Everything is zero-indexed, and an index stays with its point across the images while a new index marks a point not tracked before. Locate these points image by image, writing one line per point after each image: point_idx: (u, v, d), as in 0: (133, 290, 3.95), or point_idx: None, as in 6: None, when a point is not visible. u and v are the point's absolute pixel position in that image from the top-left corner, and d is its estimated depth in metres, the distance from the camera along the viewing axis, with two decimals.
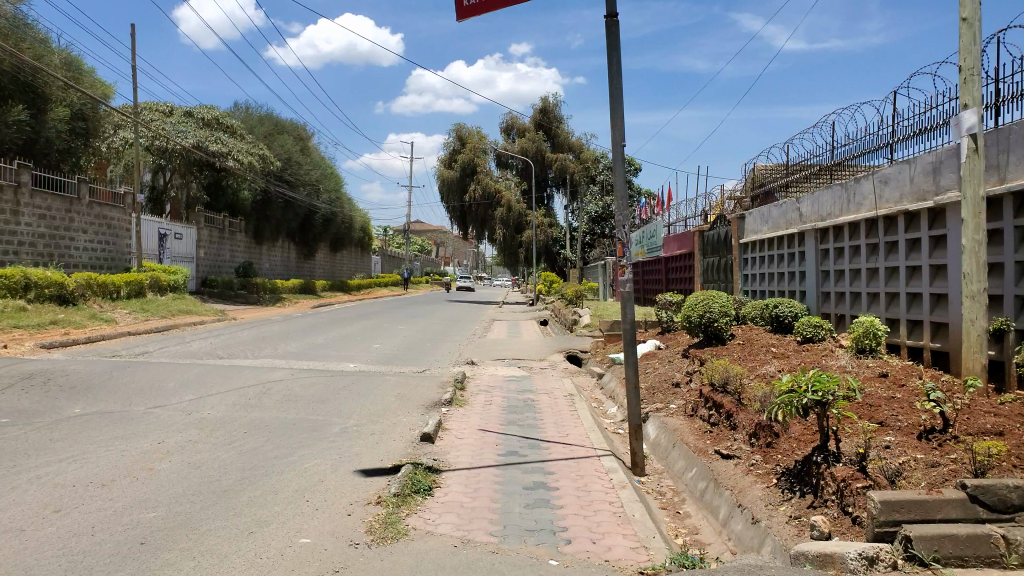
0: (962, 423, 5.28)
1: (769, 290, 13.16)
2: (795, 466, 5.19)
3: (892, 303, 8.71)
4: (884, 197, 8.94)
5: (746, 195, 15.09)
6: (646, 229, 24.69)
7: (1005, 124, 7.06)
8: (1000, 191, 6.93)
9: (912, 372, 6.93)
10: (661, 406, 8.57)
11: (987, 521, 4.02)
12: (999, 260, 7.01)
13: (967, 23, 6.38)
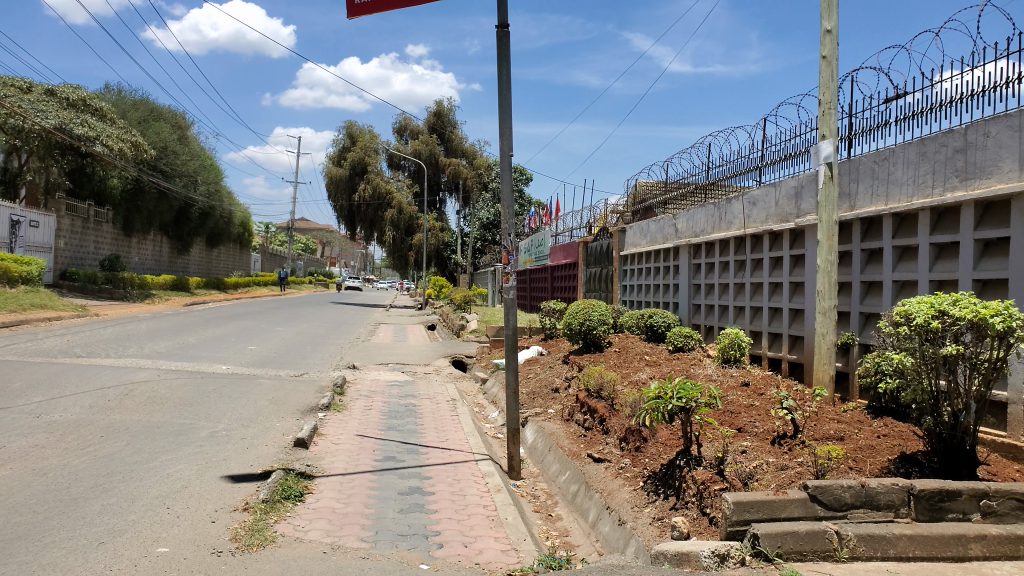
0: (810, 429, 5.73)
1: (646, 301, 13.72)
2: (660, 470, 5.45)
3: (756, 316, 9.31)
4: (751, 218, 9.54)
5: (628, 210, 15.68)
6: (534, 238, 25.15)
7: (856, 156, 7.70)
8: (850, 216, 7.56)
9: (770, 381, 7.44)
10: (540, 411, 8.77)
11: (824, 518, 4.38)
12: (848, 280, 7.65)
13: (827, 60, 6.93)
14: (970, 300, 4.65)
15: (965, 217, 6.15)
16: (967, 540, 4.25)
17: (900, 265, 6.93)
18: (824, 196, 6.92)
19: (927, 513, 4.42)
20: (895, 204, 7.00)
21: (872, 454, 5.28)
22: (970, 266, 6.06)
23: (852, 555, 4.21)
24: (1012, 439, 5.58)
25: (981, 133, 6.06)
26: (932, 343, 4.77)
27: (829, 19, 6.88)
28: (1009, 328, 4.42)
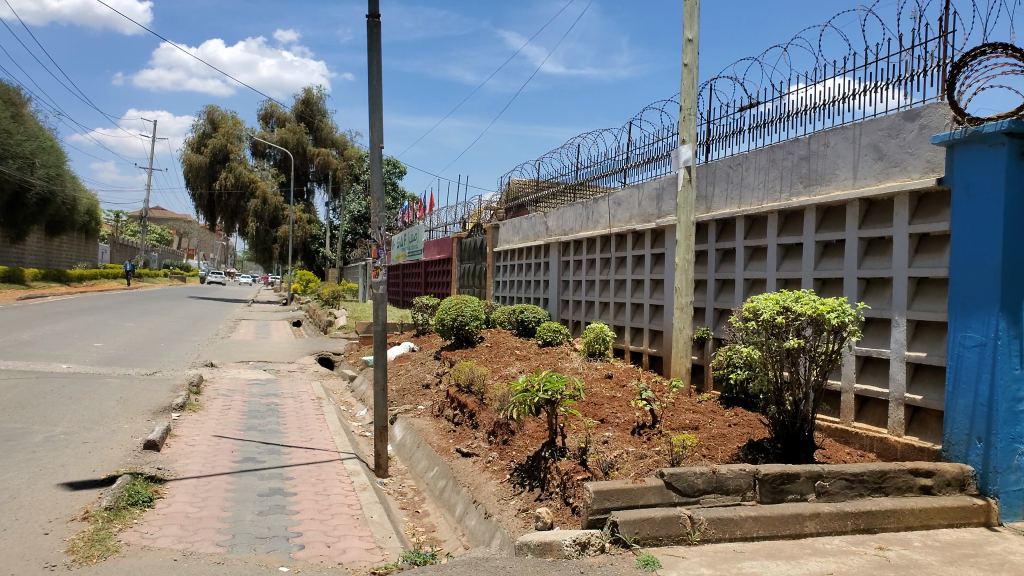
0: (667, 419, 6.01)
1: (518, 297, 13.93)
2: (526, 461, 5.54)
3: (620, 312, 9.68)
4: (616, 217, 9.89)
5: (500, 207, 15.82)
6: (408, 233, 24.89)
7: (712, 161, 8.16)
8: (706, 217, 8.00)
9: (631, 374, 7.75)
10: (410, 407, 8.70)
11: (678, 504, 4.61)
12: (703, 278, 8.11)
13: (688, 68, 7.29)
14: (810, 297, 5.05)
15: (807, 221, 6.66)
16: (803, 519, 4.61)
17: (750, 264, 7.42)
18: (683, 198, 7.27)
19: (770, 495, 4.75)
20: (746, 206, 7.47)
21: (722, 441, 5.61)
22: (810, 266, 6.57)
23: (703, 538, 4.47)
24: (844, 424, 6.10)
25: (821, 143, 6.57)
26: (776, 337, 5.13)
27: (691, 27, 7.24)
28: (842, 322, 4.86)
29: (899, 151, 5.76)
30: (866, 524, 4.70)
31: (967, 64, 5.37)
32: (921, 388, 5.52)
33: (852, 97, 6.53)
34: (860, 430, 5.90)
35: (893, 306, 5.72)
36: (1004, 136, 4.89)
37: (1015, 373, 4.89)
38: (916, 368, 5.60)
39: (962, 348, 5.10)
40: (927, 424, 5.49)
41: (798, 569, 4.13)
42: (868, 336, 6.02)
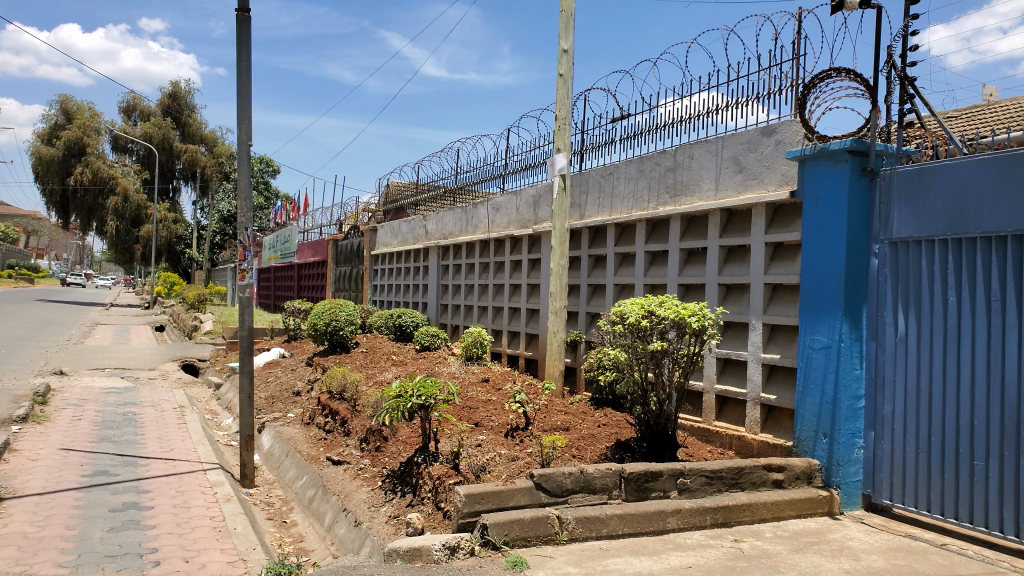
0: (539, 421, 6.12)
1: (396, 301, 13.78)
2: (399, 468, 5.50)
3: (497, 316, 9.80)
4: (495, 223, 10.00)
5: (378, 209, 15.61)
6: (282, 234, 24.11)
7: (586, 170, 8.40)
8: (580, 224, 8.24)
9: (506, 377, 7.84)
10: (280, 415, 8.42)
11: (547, 504, 4.71)
12: (577, 282, 8.34)
13: (563, 78, 7.47)
14: (673, 302, 5.31)
15: (673, 229, 6.98)
16: (665, 515, 4.82)
17: (621, 269, 7.69)
18: (557, 206, 7.37)
19: (635, 493, 4.93)
20: (617, 214, 7.74)
21: (592, 441, 5.77)
22: (676, 272, 6.88)
23: (570, 537, 4.59)
24: (705, 423, 6.43)
25: (686, 155, 6.90)
26: (642, 339, 5.34)
27: (566, 39, 7.43)
28: (703, 326, 5.15)
29: (756, 164, 6.14)
30: (723, 518, 4.97)
31: (815, 86, 5.80)
32: (774, 387, 5.91)
33: (714, 113, 6.91)
34: (720, 428, 6.24)
35: (750, 310, 6.09)
36: (847, 154, 5.32)
37: (855, 372, 5.33)
38: (770, 368, 5.98)
39: (811, 349, 5.51)
40: (780, 422, 5.88)
41: (659, 564, 4.31)
42: (728, 339, 6.38)
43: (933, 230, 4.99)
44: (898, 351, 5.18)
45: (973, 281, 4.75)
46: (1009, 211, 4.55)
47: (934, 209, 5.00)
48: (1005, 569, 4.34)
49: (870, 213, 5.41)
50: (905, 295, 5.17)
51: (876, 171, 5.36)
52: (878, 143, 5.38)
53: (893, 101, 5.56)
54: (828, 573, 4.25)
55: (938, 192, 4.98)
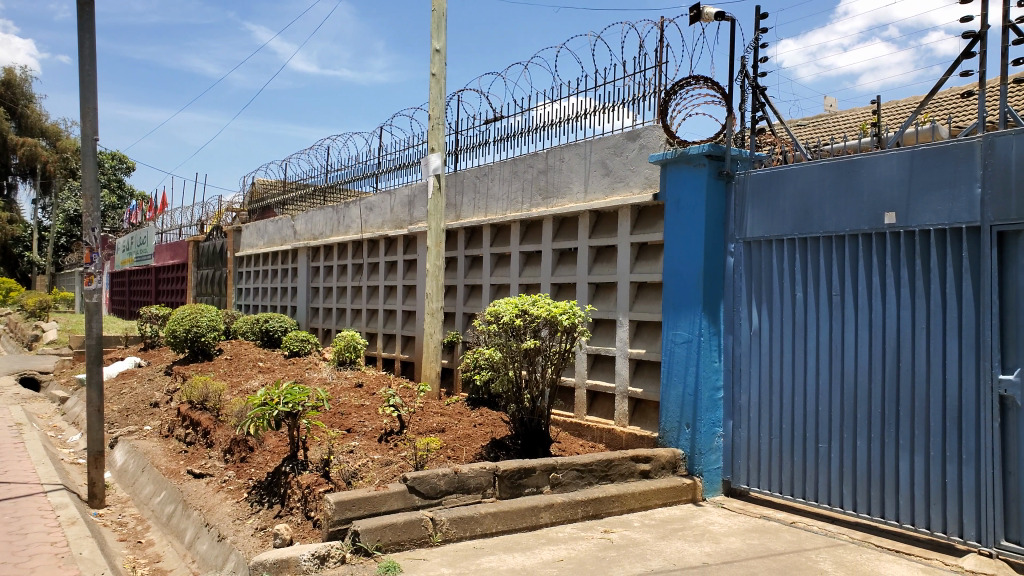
0: (415, 423, 6.06)
1: (264, 304, 13.26)
2: (266, 478, 5.29)
3: (371, 318, 9.64)
4: (368, 223, 9.83)
5: (243, 209, 14.99)
6: (136, 235, 22.70)
7: (461, 170, 8.42)
8: (456, 225, 8.25)
9: (381, 381, 7.72)
10: (134, 428, 7.89)
11: (421, 507, 4.67)
12: (454, 283, 8.35)
13: (436, 78, 7.44)
14: (544, 301, 5.41)
15: (545, 230, 7.11)
16: (538, 510, 4.90)
17: (496, 269, 7.75)
18: (432, 206, 7.32)
19: (508, 490, 4.97)
20: (493, 215, 7.81)
21: (468, 442, 5.77)
22: (548, 272, 7.02)
23: (444, 538, 4.58)
24: (577, 418, 6.59)
25: (557, 158, 7.04)
26: (515, 338, 5.39)
27: (438, 38, 7.41)
28: (573, 323, 5.28)
29: (622, 168, 6.36)
30: (594, 510, 5.11)
31: (675, 93, 6.08)
32: (641, 381, 6.14)
33: (583, 116, 7.10)
34: (591, 423, 6.41)
35: (618, 308, 6.29)
36: (705, 158, 5.60)
37: (714, 365, 5.61)
38: (637, 363, 6.21)
39: (673, 344, 5.76)
40: (646, 414, 6.12)
41: (532, 559, 4.37)
42: (598, 336, 6.57)
43: (781, 230, 5.34)
44: (753, 343, 5.52)
45: (817, 277, 5.14)
46: (846, 212, 4.96)
47: (782, 211, 5.35)
48: (846, 542, 4.72)
49: (726, 214, 5.72)
50: (757, 291, 5.51)
51: (731, 174, 5.66)
52: (733, 148, 5.69)
53: (746, 109, 5.91)
54: (691, 557, 4.45)
55: (785, 195, 5.34)
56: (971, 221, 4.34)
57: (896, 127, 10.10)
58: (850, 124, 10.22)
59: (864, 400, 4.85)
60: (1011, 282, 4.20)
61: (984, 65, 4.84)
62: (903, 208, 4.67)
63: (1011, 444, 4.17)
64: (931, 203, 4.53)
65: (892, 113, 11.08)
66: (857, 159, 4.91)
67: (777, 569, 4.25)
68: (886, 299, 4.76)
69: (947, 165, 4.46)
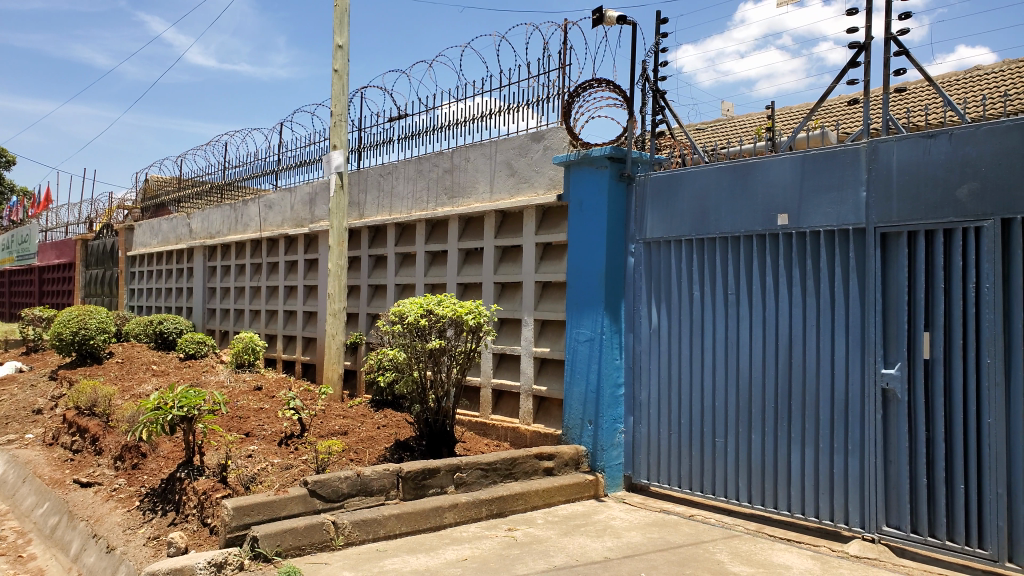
0: (316, 427, 5.96)
1: (158, 305, 12.76)
2: (160, 485, 5.10)
3: (271, 319, 9.45)
4: (268, 221, 9.61)
5: (136, 207, 14.40)
6: (20, 233, 21.47)
7: (364, 168, 8.34)
8: (359, 224, 8.16)
9: (281, 384, 7.55)
10: (16, 437, 7.45)
11: (322, 511, 4.59)
12: (357, 282, 8.27)
13: (338, 74, 7.33)
14: (451, 300, 5.44)
15: (451, 229, 7.10)
16: (442, 511, 4.90)
17: (401, 269, 7.73)
18: (335, 204, 7.20)
19: (412, 491, 4.94)
20: (397, 214, 7.75)
21: (371, 444, 5.72)
22: (454, 272, 7.02)
23: (346, 541, 4.52)
24: (482, 417, 6.62)
25: (462, 157, 7.04)
26: (420, 338, 5.36)
27: (341, 34, 7.30)
28: (479, 323, 5.37)
29: (527, 168, 6.41)
30: (498, 509, 5.14)
31: (579, 96, 6.18)
32: (545, 379, 6.21)
33: (489, 117, 7.13)
34: (496, 422, 6.45)
35: (523, 307, 6.35)
36: (607, 160, 5.71)
37: (615, 363, 5.73)
38: (541, 362, 6.28)
39: (577, 342, 5.86)
40: (550, 411, 6.19)
41: (436, 559, 4.36)
42: (504, 335, 6.61)
43: (680, 231, 5.49)
44: (653, 341, 5.65)
45: (714, 276, 5.30)
46: (742, 214, 5.13)
47: (680, 212, 5.50)
48: (740, 533, 4.89)
49: (627, 215, 5.83)
50: (657, 290, 5.65)
51: (632, 176, 5.80)
52: (634, 151, 5.82)
53: (646, 112, 6.06)
54: (593, 552, 4.53)
55: (683, 197, 5.48)
56: (858, 223, 4.57)
57: (787, 133, 10.59)
58: (746, 129, 10.66)
59: (758, 395, 5.03)
60: (892, 281, 4.44)
61: (868, 75, 5.11)
62: (794, 210, 4.86)
63: (892, 434, 4.41)
64: (820, 206, 4.74)
65: (785, 118, 11.62)
66: (751, 163, 5.09)
67: (675, 561, 4.37)
68: (778, 298, 4.95)
69: (835, 169, 4.68)
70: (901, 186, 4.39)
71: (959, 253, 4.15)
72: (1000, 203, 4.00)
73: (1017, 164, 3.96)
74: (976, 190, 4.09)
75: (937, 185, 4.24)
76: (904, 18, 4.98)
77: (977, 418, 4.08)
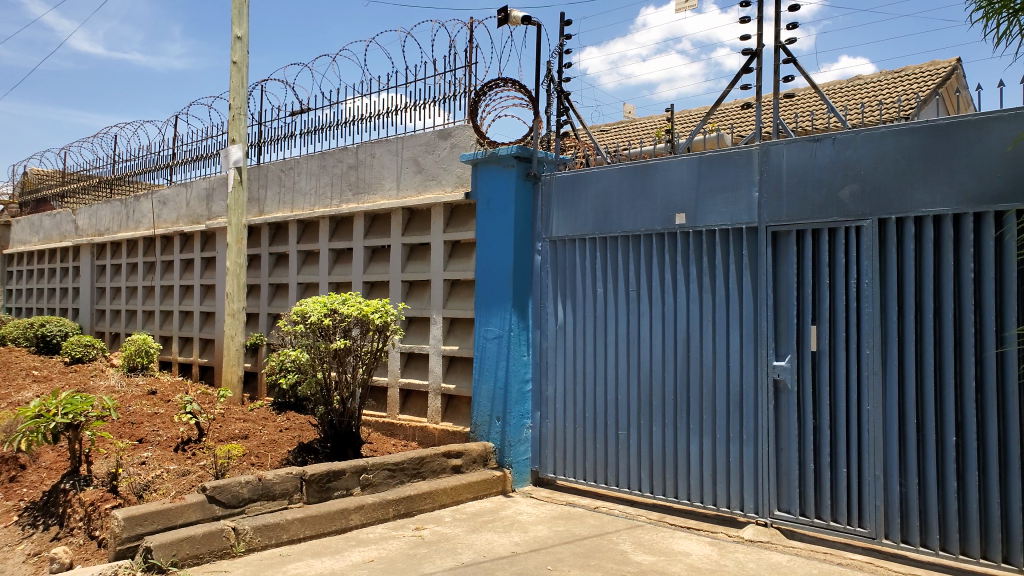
0: (214, 431, 5.75)
1: (39, 307, 11.99)
2: (41, 498, 4.81)
3: (165, 321, 9.04)
4: (161, 217, 9.19)
5: (14, 203, 13.49)
6: None
7: (265, 164, 8.10)
8: (259, 221, 7.93)
9: (176, 388, 7.24)
10: None
11: (222, 517, 4.43)
12: (257, 282, 8.04)
13: (236, 66, 7.08)
14: (355, 299, 5.36)
15: (356, 227, 6.99)
16: (348, 513, 4.82)
17: (303, 268, 7.56)
18: (234, 201, 6.97)
19: (317, 494, 4.83)
20: (299, 211, 7.57)
21: (273, 447, 5.56)
22: (360, 270, 6.91)
23: (248, 548, 4.38)
24: (389, 417, 6.55)
25: (367, 154, 6.94)
26: (324, 338, 5.26)
27: (239, 26, 7.06)
28: (386, 322, 5.31)
29: (434, 166, 6.39)
30: (405, 508, 5.11)
31: (484, 94, 6.21)
32: (454, 377, 6.21)
33: (394, 113, 7.06)
34: (403, 422, 6.40)
35: (431, 305, 6.32)
36: (513, 159, 5.76)
37: (523, 359, 5.79)
38: (450, 360, 6.27)
39: (485, 339, 5.88)
40: (459, 410, 6.20)
41: (342, 562, 4.29)
42: (411, 334, 6.56)
43: (584, 230, 5.59)
44: (558, 338, 5.74)
45: (616, 274, 5.43)
46: (643, 213, 5.28)
47: (584, 211, 5.60)
48: (643, 522, 5.04)
49: (533, 214, 5.90)
50: (563, 288, 5.73)
51: (538, 175, 5.86)
52: (540, 150, 5.89)
53: (552, 112, 6.15)
54: (500, 548, 4.56)
55: (587, 196, 5.59)
56: (750, 222, 4.78)
57: (685, 136, 10.99)
58: (647, 131, 11.00)
59: (659, 389, 5.19)
60: (782, 278, 4.68)
61: (760, 80, 5.34)
62: (692, 210, 5.04)
63: (783, 424, 4.65)
64: (715, 206, 4.94)
65: (685, 121, 12.03)
66: (651, 163, 5.24)
67: (580, 553, 4.45)
68: (677, 294, 5.12)
69: (730, 171, 4.89)
70: (789, 187, 4.63)
71: (841, 251, 4.41)
72: (878, 204, 4.27)
73: (892, 168, 4.24)
74: (857, 192, 4.35)
75: (823, 187, 4.49)
76: (792, 27, 5.25)
77: (857, 406, 4.35)
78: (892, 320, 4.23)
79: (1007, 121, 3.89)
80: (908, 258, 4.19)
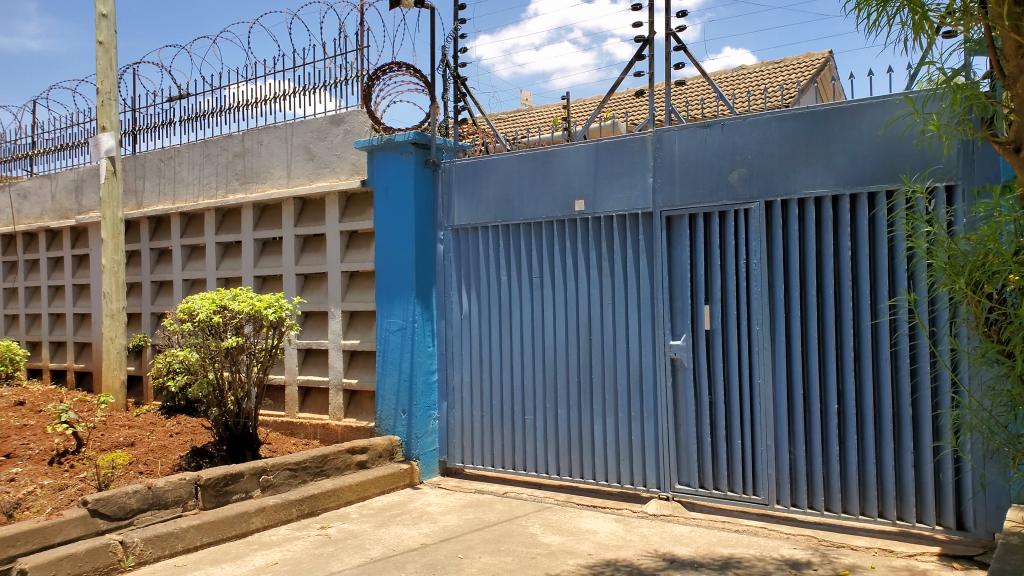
0: (95, 441, 5.35)
1: None
2: None
3: (32, 325, 8.34)
4: (23, 213, 8.47)
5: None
6: None
7: (141, 153, 7.60)
8: (137, 214, 7.44)
9: (48, 396, 6.70)
10: None
11: (107, 531, 4.12)
12: (138, 279, 7.55)
13: (103, 47, 6.52)
14: (247, 294, 5.14)
15: (245, 219, 6.68)
16: (249, 516, 4.61)
17: (189, 263, 7.16)
18: (106, 193, 6.49)
19: (214, 499, 4.58)
20: (181, 203, 7.16)
21: (163, 453, 5.24)
22: (251, 264, 6.61)
23: (138, 561, 4.12)
24: (289, 416, 6.32)
25: (254, 141, 6.64)
26: (215, 336, 5.01)
27: (105, 3, 6.54)
28: (280, 317, 5.11)
29: (326, 153, 6.20)
30: (309, 508, 4.94)
31: (377, 79, 6.06)
32: (356, 372, 6.06)
33: (281, 98, 6.78)
34: (304, 420, 6.19)
35: (329, 299, 6.14)
36: (410, 146, 5.67)
37: (427, 350, 5.73)
38: (351, 354, 6.11)
39: (388, 332, 5.77)
40: (362, 405, 6.06)
41: (243, 567, 4.10)
42: (308, 329, 6.34)
43: (484, 218, 5.58)
44: (462, 327, 5.72)
45: (518, 262, 5.47)
46: (542, 200, 5.33)
47: (484, 199, 5.60)
48: (551, 504, 5.11)
49: (433, 203, 5.83)
50: (465, 276, 5.71)
51: (437, 163, 5.81)
52: (438, 137, 5.83)
53: (449, 98, 6.09)
54: (410, 540, 4.50)
55: (486, 184, 5.59)
56: (645, 207, 4.92)
57: (580, 123, 11.17)
58: (543, 119, 11.09)
59: (562, 372, 5.26)
60: (677, 261, 4.85)
61: (653, 68, 5.49)
62: (590, 196, 5.13)
63: (681, 400, 4.82)
64: (612, 191, 5.05)
65: (579, 109, 12.21)
66: (550, 151, 5.31)
67: (491, 539, 4.46)
68: (577, 280, 5.21)
69: (625, 157, 5.02)
70: (682, 171, 4.80)
71: (732, 233, 4.63)
72: (764, 187, 4.50)
73: (776, 153, 4.47)
74: (744, 175, 4.57)
75: (713, 171, 4.68)
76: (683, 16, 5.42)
77: (749, 379, 4.58)
78: (779, 296, 4.47)
79: (877, 108, 4.18)
80: (792, 238, 4.44)
